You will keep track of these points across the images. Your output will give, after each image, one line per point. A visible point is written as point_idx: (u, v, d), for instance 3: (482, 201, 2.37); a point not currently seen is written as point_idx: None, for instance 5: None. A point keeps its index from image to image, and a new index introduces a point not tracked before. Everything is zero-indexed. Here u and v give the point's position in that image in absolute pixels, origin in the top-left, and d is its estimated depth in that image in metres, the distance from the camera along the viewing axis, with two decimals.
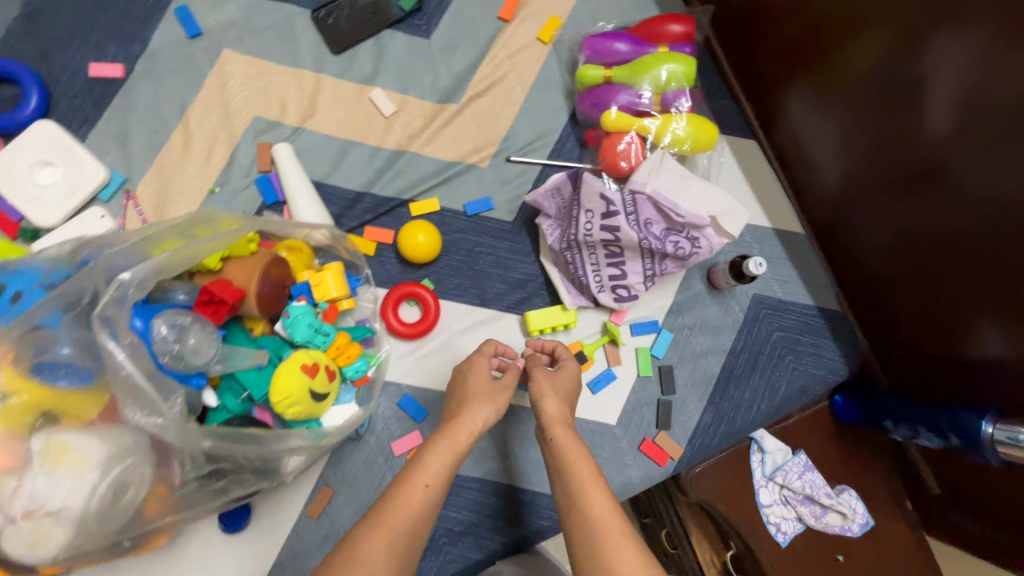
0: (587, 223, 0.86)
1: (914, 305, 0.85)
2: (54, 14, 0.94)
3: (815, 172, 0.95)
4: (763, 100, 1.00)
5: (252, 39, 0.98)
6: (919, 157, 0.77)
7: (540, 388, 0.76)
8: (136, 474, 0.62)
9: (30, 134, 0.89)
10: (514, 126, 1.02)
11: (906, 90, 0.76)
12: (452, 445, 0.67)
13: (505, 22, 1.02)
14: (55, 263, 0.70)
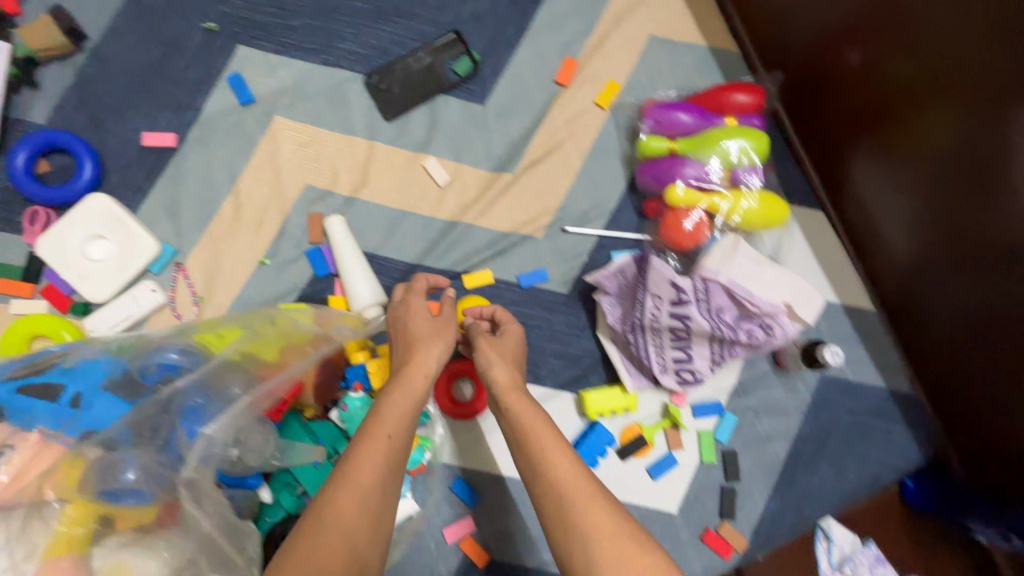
0: (655, 309, 0.82)
1: (988, 389, 0.79)
2: (108, 82, 0.92)
3: (880, 239, 0.90)
4: (828, 162, 0.94)
5: (304, 106, 0.95)
6: (996, 234, 0.71)
7: (487, 358, 0.73)
8: None
9: (82, 208, 0.88)
10: (571, 195, 0.98)
11: (985, 161, 0.70)
12: (409, 399, 0.64)
13: (562, 86, 0.99)
14: (121, 358, 0.71)
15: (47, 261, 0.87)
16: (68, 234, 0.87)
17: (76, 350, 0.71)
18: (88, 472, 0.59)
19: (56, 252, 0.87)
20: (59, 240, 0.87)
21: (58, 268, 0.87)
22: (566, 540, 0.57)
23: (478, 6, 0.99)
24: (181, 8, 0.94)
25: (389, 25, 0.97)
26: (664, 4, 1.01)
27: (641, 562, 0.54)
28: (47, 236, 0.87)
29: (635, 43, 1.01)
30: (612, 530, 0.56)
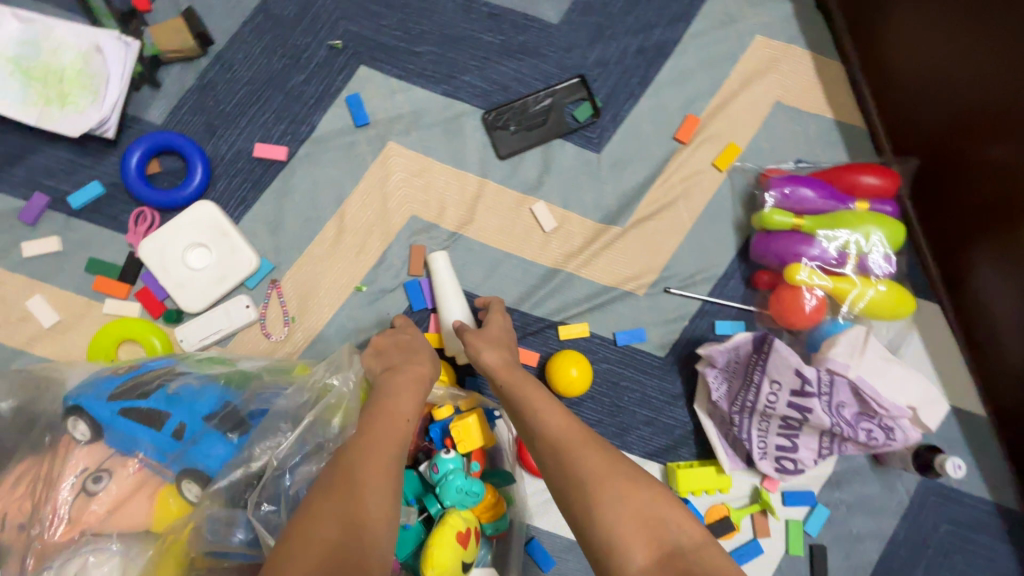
0: (771, 395, 0.78)
1: None
2: (227, 88, 0.91)
3: (997, 341, 0.85)
4: (946, 251, 0.89)
5: (419, 134, 0.93)
6: None
7: (475, 345, 0.77)
8: None
9: (188, 215, 0.86)
10: (678, 256, 0.95)
11: None
12: (414, 382, 0.66)
13: (681, 143, 0.96)
14: (225, 391, 0.68)
15: (148, 265, 0.85)
16: (171, 240, 0.85)
17: (181, 373, 0.70)
18: (196, 527, 0.61)
19: (157, 257, 0.85)
20: (162, 246, 0.85)
21: (157, 274, 0.85)
22: (577, 497, 0.58)
23: (604, 52, 0.96)
24: (308, 22, 0.93)
25: (514, 62, 0.95)
26: (793, 72, 0.98)
27: (641, 499, 0.57)
28: (152, 241, 0.85)
29: (759, 108, 0.98)
30: (611, 471, 0.59)
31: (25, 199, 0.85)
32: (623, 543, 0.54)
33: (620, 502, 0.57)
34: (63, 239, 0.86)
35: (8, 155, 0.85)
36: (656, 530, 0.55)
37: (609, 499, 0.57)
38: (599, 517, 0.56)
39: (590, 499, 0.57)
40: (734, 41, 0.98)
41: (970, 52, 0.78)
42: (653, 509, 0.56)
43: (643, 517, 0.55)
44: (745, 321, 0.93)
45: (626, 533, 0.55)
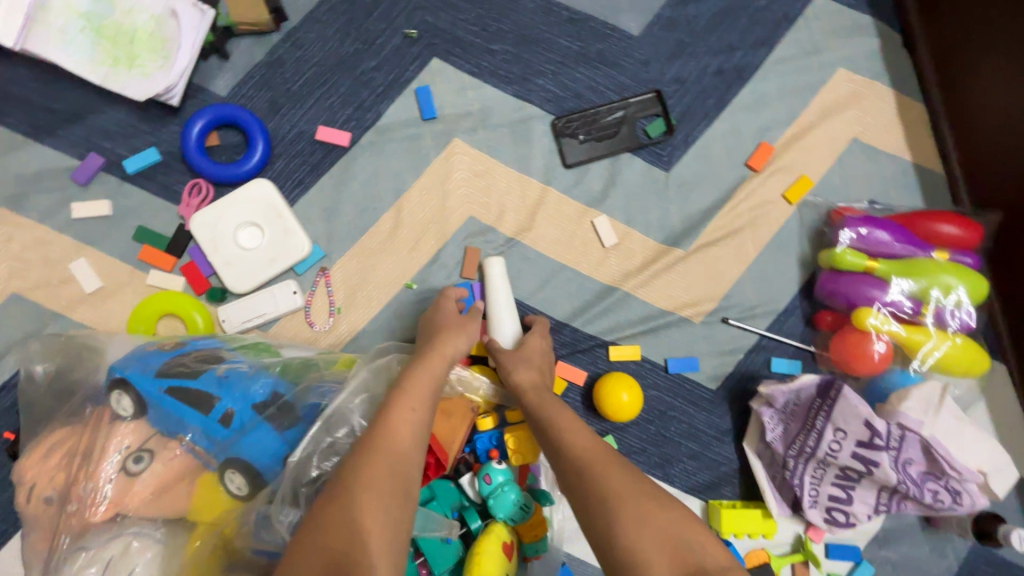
0: (834, 443, 0.74)
1: None
2: (296, 67, 0.88)
3: None
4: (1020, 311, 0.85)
5: (485, 133, 0.90)
6: None
7: (511, 361, 0.75)
8: None
9: (245, 192, 0.83)
10: (738, 287, 0.92)
11: None
12: (433, 376, 0.63)
13: (752, 170, 0.93)
14: (276, 379, 0.65)
15: (197, 239, 0.82)
16: (225, 217, 0.82)
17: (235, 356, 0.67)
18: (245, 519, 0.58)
19: (208, 233, 0.82)
20: (215, 221, 0.82)
21: (207, 249, 0.82)
22: (598, 512, 0.55)
23: (683, 70, 0.94)
24: (385, 8, 0.90)
25: (589, 71, 0.92)
26: (874, 110, 0.95)
27: (663, 518, 0.54)
28: (205, 215, 0.82)
29: (836, 143, 0.94)
30: (634, 489, 0.56)
31: (80, 158, 0.83)
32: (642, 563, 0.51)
33: (643, 518, 0.54)
34: (113, 204, 0.83)
35: (68, 112, 0.83)
36: (679, 550, 0.52)
37: (631, 517, 0.53)
38: (622, 540, 0.53)
39: (610, 518, 0.54)
40: (817, 71, 0.95)
41: None
42: (676, 530, 0.53)
43: (666, 539, 0.52)
44: (801, 361, 0.90)
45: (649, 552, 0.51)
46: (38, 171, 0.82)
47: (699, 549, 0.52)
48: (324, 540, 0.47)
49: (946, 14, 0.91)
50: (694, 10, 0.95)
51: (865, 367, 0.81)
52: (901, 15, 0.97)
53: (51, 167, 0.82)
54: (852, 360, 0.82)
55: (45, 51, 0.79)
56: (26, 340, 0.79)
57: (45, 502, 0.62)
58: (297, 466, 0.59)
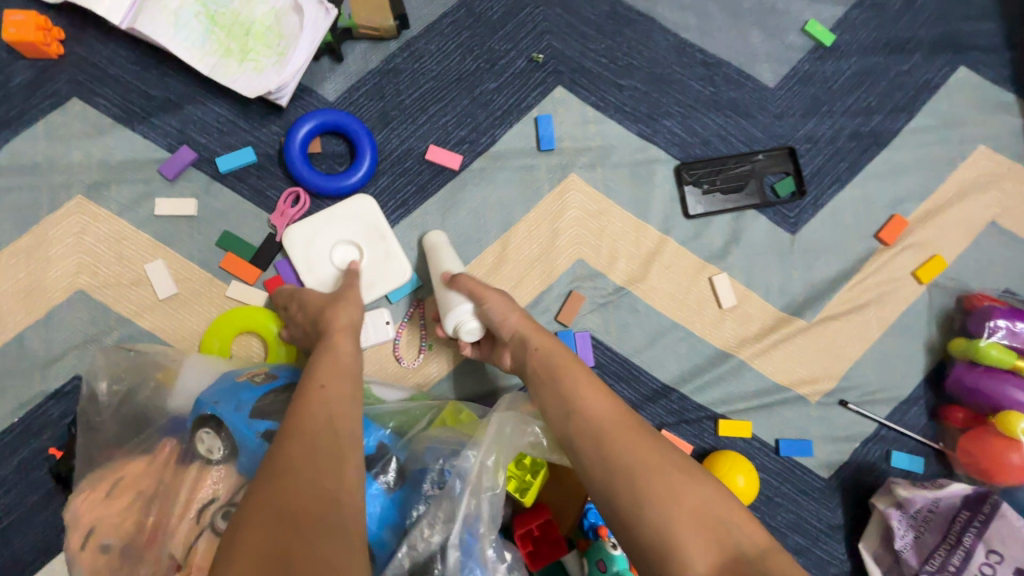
0: (987, 566, 0.66)
1: None
2: (411, 78, 0.81)
3: None
4: None
5: (604, 172, 0.84)
6: None
7: (499, 308, 0.65)
8: None
9: (346, 207, 0.76)
10: (859, 368, 0.84)
11: None
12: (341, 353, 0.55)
13: (882, 243, 0.86)
14: None
15: (290, 255, 0.75)
16: (322, 232, 0.75)
17: None
18: None
19: (303, 249, 0.75)
20: (310, 236, 0.75)
21: (301, 267, 0.75)
22: (624, 492, 0.48)
23: (817, 128, 0.88)
24: (512, 26, 0.84)
25: (720, 118, 0.86)
26: (1013, 193, 0.89)
27: (695, 495, 0.47)
28: (300, 228, 0.75)
29: (972, 223, 0.88)
30: (660, 461, 0.49)
31: (171, 150, 0.76)
32: (676, 543, 0.44)
33: (677, 497, 0.47)
34: (200, 204, 0.75)
35: (165, 99, 0.76)
36: (719, 532, 0.45)
37: (658, 498, 0.47)
38: (654, 522, 0.46)
39: (637, 496, 0.47)
40: (957, 146, 0.89)
41: None
42: (712, 509, 0.46)
43: (701, 516, 0.46)
44: (923, 458, 0.82)
45: (681, 533, 0.45)
46: (124, 160, 0.75)
47: (735, 528, 0.45)
48: (261, 513, 0.40)
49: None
50: (833, 67, 0.89)
51: (1004, 476, 0.74)
52: None
53: (138, 156, 0.75)
54: (989, 467, 0.74)
55: (155, 34, 0.73)
56: (87, 345, 0.71)
57: (103, 549, 0.53)
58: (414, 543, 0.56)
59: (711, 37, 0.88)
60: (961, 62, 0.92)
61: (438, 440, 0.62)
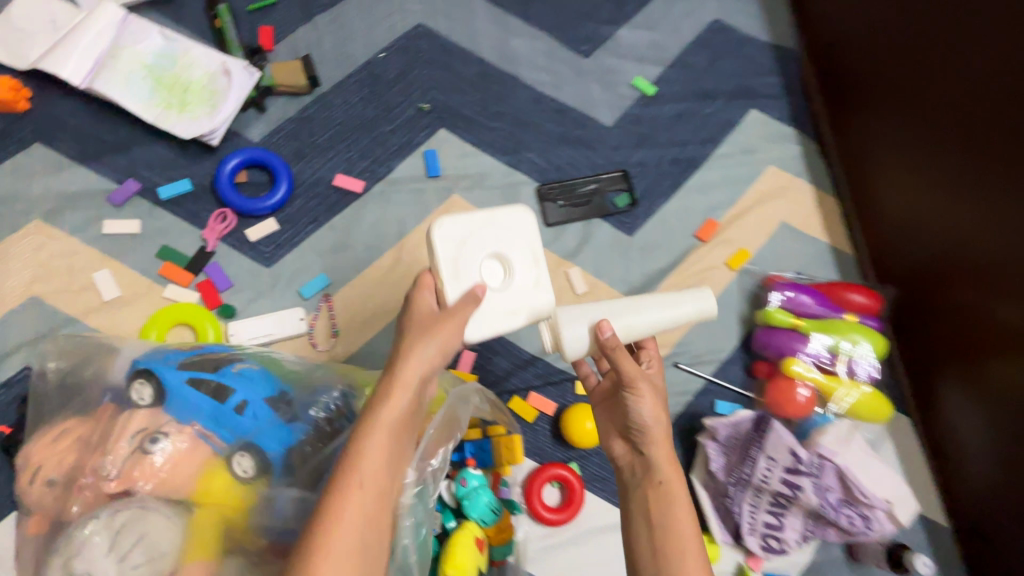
0: (767, 470, 0.87)
1: None
2: (322, 124, 1.03)
3: (962, 468, 0.98)
4: (917, 379, 1.06)
5: (480, 192, 1.06)
6: None
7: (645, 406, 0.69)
8: None
9: (508, 213, 0.76)
10: (689, 337, 1.05)
11: None
12: (387, 436, 0.61)
13: (700, 240, 1.11)
14: (273, 374, 0.72)
15: (433, 248, 0.72)
16: (474, 231, 0.74)
17: (235, 357, 0.73)
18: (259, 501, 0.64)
19: (452, 252, 0.72)
20: (464, 237, 0.73)
21: (445, 265, 0.72)
22: None
23: (645, 156, 1.14)
24: (404, 85, 1.07)
25: (570, 149, 1.11)
26: (797, 200, 1.17)
27: None
28: (453, 221, 0.73)
29: (769, 223, 1.14)
30: None
31: (118, 182, 0.93)
32: None
33: None
34: (142, 224, 0.92)
35: (115, 142, 0.94)
36: None
37: None
38: None
39: None
40: (752, 167, 1.17)
41: (942, 214, 0.96)
42: None
43: None
44: (741, 404, 1.02)
45: None
46: (77, 190, 0.92)
47: None
48: None
49: (849, 132, 1.15)
50: (656, 111, 1.17)
51: (795, 407, 0.94)
52: (818, 132, 1.22)
53: (90, 188, 0.92)
54: (783, 402, 0.94)
55: (109, 93, 0.92)
56: (37, 341, 0.84)
57: (48, 483, 0.66)
58: (302, 453, 0.67)
59: (560, 90, 1.14)
60: (752, 106, 1.21)
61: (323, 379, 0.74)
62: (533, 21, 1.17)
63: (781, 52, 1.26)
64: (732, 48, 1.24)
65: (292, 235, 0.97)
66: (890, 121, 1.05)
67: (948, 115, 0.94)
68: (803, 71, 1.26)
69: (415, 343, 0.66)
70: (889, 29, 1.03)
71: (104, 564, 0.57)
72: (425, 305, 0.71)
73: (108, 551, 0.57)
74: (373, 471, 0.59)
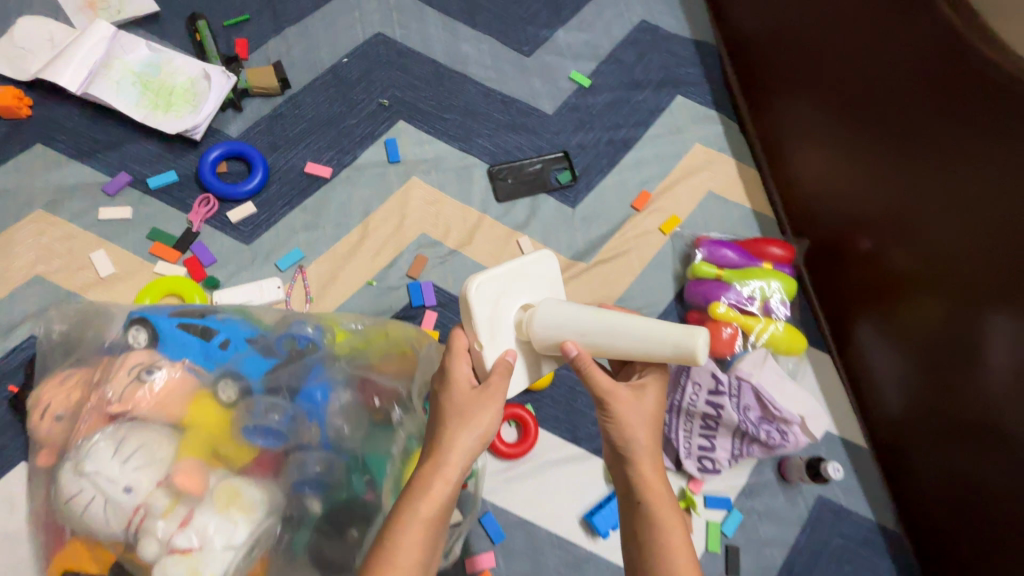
0: (694, 394, 0.99)
1: (972, 543, 0.96)
2: (293, 120, 1.16)
3: (880, 396, 1.11)
4: (837, 322, 1.20)
5: (436, 174, 1.19)
6: (976, 412, 0.93)
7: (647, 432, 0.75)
8: (266, 537, 0.68)
9: (537, 265, 0.78)
10: (629, 293, 1.18)
11: (962, 353, 0.94)
12: (424, 523, 0.65)
13: (635, 209, 1.25)
14: (252, 321, 0.83)
15: (471, 310, 0.73)
16: (506, 289, 0.75)
17: (218, 309, 0.84)
18: (238, 418, 0.73)
19: (489, 313, 0.74)
20: (498, 297, 0.74)
21: (482, 328, 0.73)
22: None
23: (584, 139, 1.28)
24: (366, 85, 1.22)
25: (516, 135, 1.25)
26: (721, 172, 1.32)
27: None
28: (490, 281, 0.74)
29: (697, 193, 1.29)
30: None
31: (111, 176, 1.05)
32: None
33: None
34: (133, 211, 1.04)
35: (108, 141, 1.07)
36: None
37: None
38: None
39: None
40: (680, 145, 1.33)
41: (847, 175, 1.12)
42: None
43: None
44: None
45: None
46: (75, 184, 1.04)
47: None
48: None
49: (763, 114, 1.32)
50: (592, 100, 1.32)
51: (725, 346, 1.04)
52: (737, 114, 1.38)
53: (86, 181, 1.04)
54: (714, 343, 1.04)
55: (103, 97, 1.06)
56: (40, 313, 0.95)
57: (56, 419, 0.76)
58: (274, 380, 0.77)
59: (506, 85, 1.29)
60: (678, 93, 1.37)
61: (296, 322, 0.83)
62: (480, 27, 1.32)
63: (701, 47, 1.43)
64: (658, 43, 1.41)
65: (269, 216, 1.09)
66: (794, 100, 1.23)
67: (842, 88, 1.11)
68: (722, 62, 1.43)
69: (457, 433, 0.69)
70: (787, 21, 1.21)
71: (109, 465, 0.65)
72: (463, 378, 0.73)
73: (113, 456, 0.66)
74: (407, 564, 0.62)
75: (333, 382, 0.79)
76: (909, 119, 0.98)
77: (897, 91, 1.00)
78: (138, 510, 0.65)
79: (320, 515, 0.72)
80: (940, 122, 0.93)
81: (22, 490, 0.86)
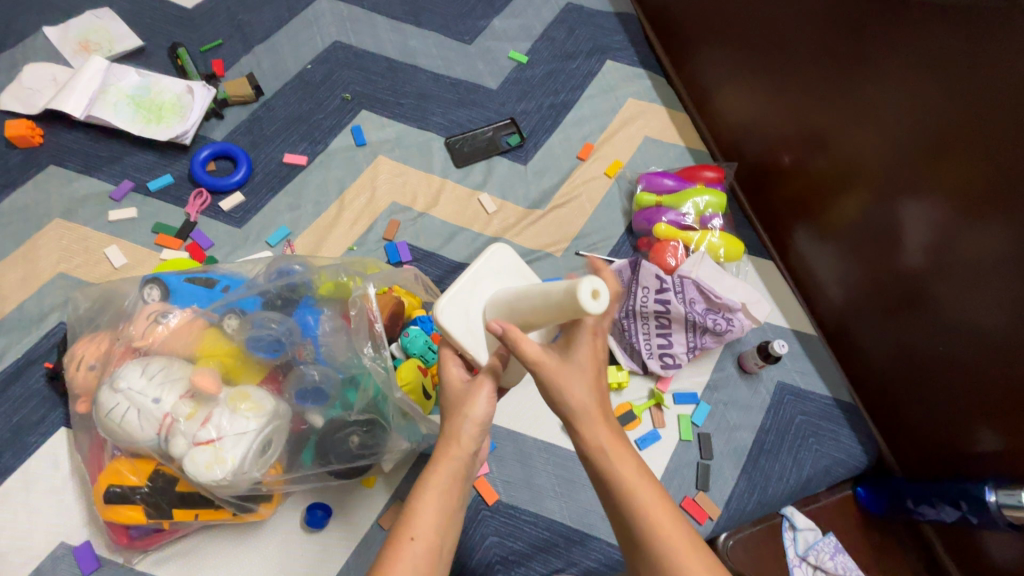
0: (645, 297, 1.13)
1: (924, 411, 1.05)
2: (269, 120, 1.32)
3: (823, 292, 1.23)
4: (777, 234, 1.32)
5: (400, 151, 1.34)
6: (904, 283, 1.03)
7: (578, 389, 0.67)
8: (278, 435, 0.81)
9: (490, 263, 0.77)
10: (584, 230, 1.31)
11: (888, 236, 1.04)
12: (443, 486, 0.68)
13: (581, 159, 1.39)
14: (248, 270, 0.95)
15: (443, 330, 0.73)
16: (471, 298, 0.75)
17: (218, 265, 0.96)
18: (240, 338, 0.85)
19: (461, 323, 0.73)
20: (465, 309, 0.74)
21: (461, 341, 0.73)
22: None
23: (528, 106, 1.44)
24: (330, 84, 1.38)
25: (467, 110, 1.42)
26: (655, 119, 1.47)
27: None
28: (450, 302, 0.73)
29: (635, 139, 1.44)
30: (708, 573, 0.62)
31: (115, 185, 1.21)
32: None
33: None
34: (138, 210, 1.19)
35: (111, 157, 1.23)
36: None
37: None
38: None
39: None
40: (614, 101, 1.48)
41: (762, 101, 1.26)
42: None
43: None
44: None
45: None
46: (86, 194, 1.19)
47: None
48: None
49: (687, 67, 1.47)
50: (530, 73, 1.48)
51: (669, 256, 1.18)
52: (663, 69, 1.54)
53: (96, 191, 1.20)
54: (658, 256, 1.19)
55: (103, 118, 1.23)
56: (65, 302, 1.09)
57: (90, 367, 0.89)
58: (268, 308, 0.89)
59: (453, 69, 1.46)
60: (608, 58, 1.53)
61: (283, 262, 0.94)
62: (424, 25, 1.50)
63: (623, 16, 1.60)
64: (584, 18, 1.58)
65: (256, 203, 1.24)
66: (707, 47, 1.38)
67: (740, 27, 1.26)
68: (644, 26, 1.59)
69: (455, 421, 0.71)
70: None
71: (138, 381, 0.78)
72: (453, 380, 0.75)
73: (140, 374, 0.79)
74: (428, 527, 0.65)
75: (321, 307, 0.91)
76: (798, 40, 1.13)
77: (780, 19, 1.15)
78: (167, 416, 0.77)
79: (323, 424, 0.85)
80: (821, 33, 1.07)
81: (63, 450, 0.99)
